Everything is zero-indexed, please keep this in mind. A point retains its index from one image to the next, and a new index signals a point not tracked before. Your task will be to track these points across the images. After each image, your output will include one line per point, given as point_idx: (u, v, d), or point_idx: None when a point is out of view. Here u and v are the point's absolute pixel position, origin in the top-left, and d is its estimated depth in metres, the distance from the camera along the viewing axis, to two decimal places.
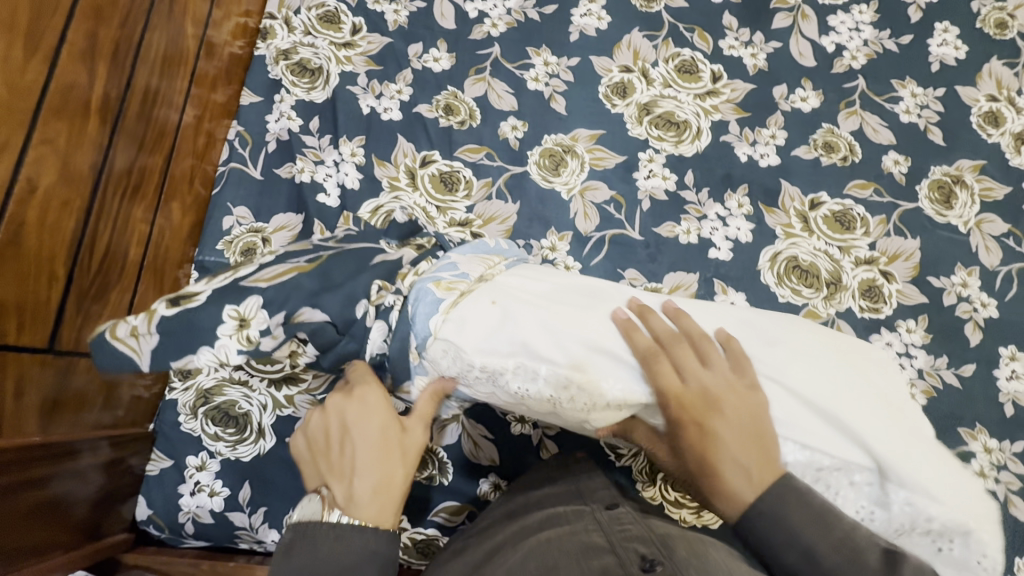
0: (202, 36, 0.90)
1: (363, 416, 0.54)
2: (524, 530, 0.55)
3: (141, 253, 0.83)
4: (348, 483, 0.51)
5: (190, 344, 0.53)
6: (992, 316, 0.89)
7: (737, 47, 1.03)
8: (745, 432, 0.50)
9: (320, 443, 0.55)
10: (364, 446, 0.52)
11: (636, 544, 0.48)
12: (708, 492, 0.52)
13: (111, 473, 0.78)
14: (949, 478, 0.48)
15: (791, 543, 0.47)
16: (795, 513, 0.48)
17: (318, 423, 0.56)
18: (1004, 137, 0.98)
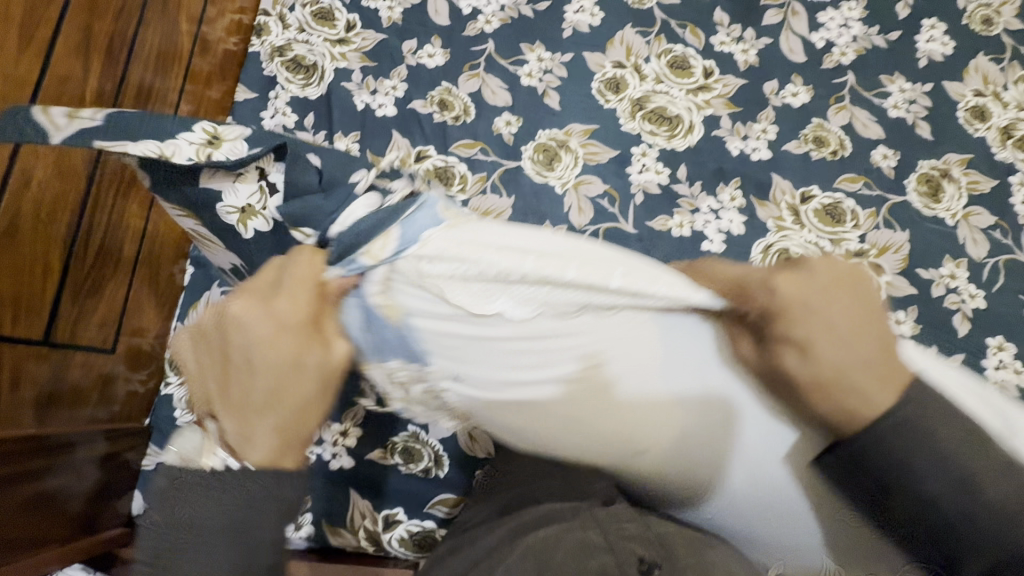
0: (197, 32, 0.90)
1: (259, 345, 0.40)
2: (521, 529, 0.54)
3: (137, 247, 0.82)
4: (242, 418, 0.41)
5: (138, 132, 0.51)
6: (980, 307, 0.91)
7: (728, 43, 1.04)
8: (860, 327, 0.40)
9: (213, 355, 0.43)
10: (267, 369, 0.40)
11: (633, 544, 0.47)
12: (820, 410, 0.40)
13: (106, 467, 0.78)
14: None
15: (939, 467, 0.36)
16: (942, 429, 0.37)
17: (214, 330, 0.43)
18: (990, 131, 0.99)
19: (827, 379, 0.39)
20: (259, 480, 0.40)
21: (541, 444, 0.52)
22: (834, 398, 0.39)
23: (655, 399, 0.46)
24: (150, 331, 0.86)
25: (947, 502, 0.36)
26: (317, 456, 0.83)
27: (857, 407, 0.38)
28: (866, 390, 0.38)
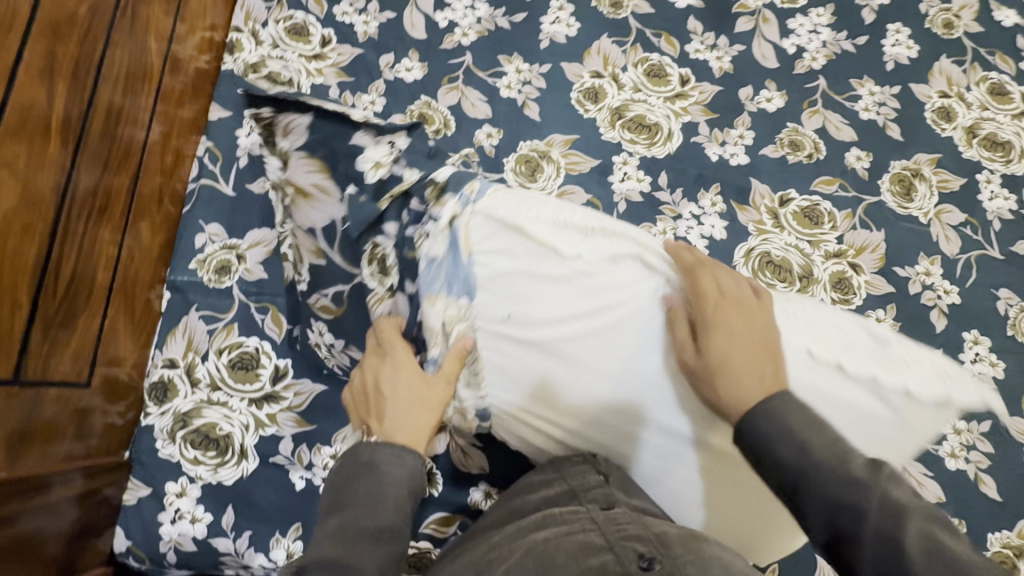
0: (167, 51, 0.88)
1: (394, 372, 0.64)
2: (523, 530, 0.57)
3: (110, 273, 0.80)
4: (377, 416, 0.61)
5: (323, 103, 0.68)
6: (955, 302, 0.93)
7: (703, 51, 1.06)
8: (757, 344, 0.58)
9: (358, 391, 0.66)
10: (399, 394, 0.62)
11: (633, 542, 0.50)
12: (722, 391, 0.56)
13: (86, 504, 0.75)
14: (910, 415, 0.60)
15: (786, 438, 0.51)
16: (793, 417, 0.52)
17: (359, 381, 0.67)
18: (957, 131, 1.03)
19: (734, 370, 0.56)
20: (399, 453, 0.57)
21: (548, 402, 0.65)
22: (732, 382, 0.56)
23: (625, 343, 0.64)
24: (127, 359, 0.83)
25: (792, 462, 0.49)
26: (307, 481, 0.82)
27: (741, 398, 0.55)
28: (751, 387, 0.55)
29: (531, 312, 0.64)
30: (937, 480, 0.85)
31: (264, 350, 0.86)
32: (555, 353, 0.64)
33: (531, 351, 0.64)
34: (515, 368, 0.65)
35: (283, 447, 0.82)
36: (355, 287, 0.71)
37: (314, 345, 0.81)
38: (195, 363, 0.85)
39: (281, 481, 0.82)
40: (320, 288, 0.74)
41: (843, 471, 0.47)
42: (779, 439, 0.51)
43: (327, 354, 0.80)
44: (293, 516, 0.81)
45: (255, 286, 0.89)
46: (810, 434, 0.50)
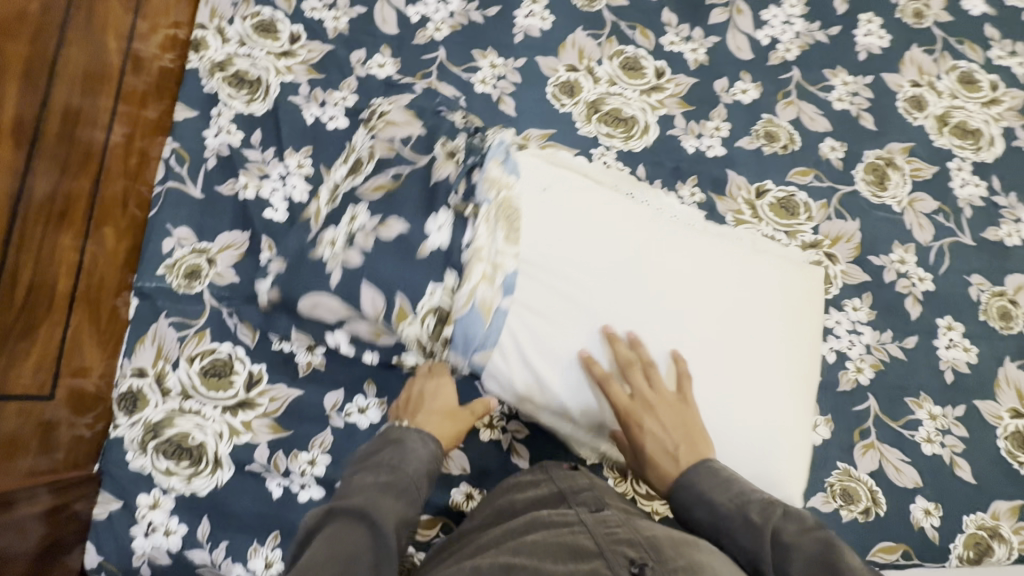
0: (128, 49, 0.85)
1: (434, 387, 0.76)
2: (509, 534, 0.58)
3: (72, 282, 0.77)
4: (413, 414, 0.74)
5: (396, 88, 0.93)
6: (929, 289, 0.95)
7: (678, 43, 1.05)
8: (680, 424, 0.69)
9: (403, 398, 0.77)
10: (435, 407, 0.74)
11: (624, 548, 0.51)
12: (654, 463, 0.68)
13: (54, 520, 0.73)
14: (792, 442, 0.74)
15: (700, 502, 0.63)
16: (703, 481, 0.64)
17: (403, 394, 0.79)
18: (928, 120, 1.04)
19: (670, 450, 0.68)
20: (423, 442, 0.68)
21: (587, 270, 0.72)
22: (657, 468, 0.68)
23: (644, 227, 0.76)
24: (94, 369, 0.80)
25: (706, 522, 0.62)
26: (284, 489, 0.80)
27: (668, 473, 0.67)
28: (673, 457, 0.67)
29: (570, 204, 0.75)
30: (915, 465, 0.86)
31: (237, 356, 0.84)
32: (590, 224, 0.74)
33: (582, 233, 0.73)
34: (568, 244, 0.72)
35: (259, 455, 0.80)
36: (421, 170, 0.75)
37: (323, 242, 0.74)
38: (165, 371, 0.83)
39: (257, 489, 0.80)
40: (379, 171, 0.75)
41: (742, 517, 0.59)
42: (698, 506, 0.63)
43: (334, 252, 0.72)
44: (270, 525, 0.79)
45: (227, 290, 0.87)
46: (719, 493, 0.62)
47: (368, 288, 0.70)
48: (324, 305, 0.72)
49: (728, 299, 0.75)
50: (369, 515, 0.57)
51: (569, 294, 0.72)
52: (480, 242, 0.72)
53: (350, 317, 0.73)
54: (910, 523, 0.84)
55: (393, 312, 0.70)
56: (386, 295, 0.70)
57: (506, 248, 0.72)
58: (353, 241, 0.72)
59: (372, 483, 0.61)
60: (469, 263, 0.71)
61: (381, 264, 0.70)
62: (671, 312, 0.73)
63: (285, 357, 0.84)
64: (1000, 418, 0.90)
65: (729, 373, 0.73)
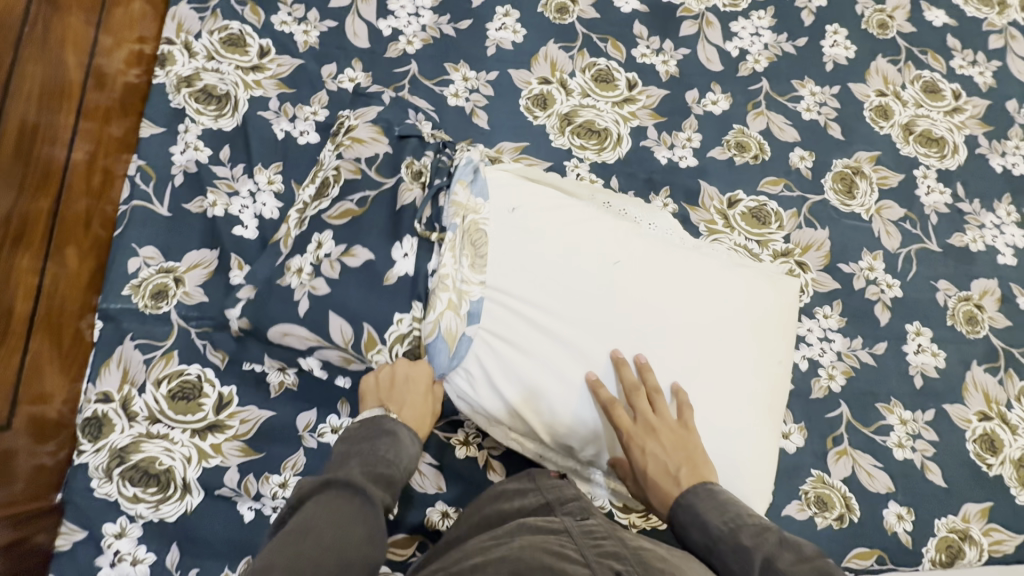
0: (89, 64, 0.83)
1: (423, 373, 0.73)
2: (495, 539, 0.57)
3: (31, 304, 0.74)
4: (393, 405, 0.71)
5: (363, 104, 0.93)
6: (898, 295, 0.96)
7: (649, 55, 1.06)
8: (676, 445, 0.68)
9: (373, 383, 0.73)
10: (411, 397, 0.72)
11: (610, 560, 0.50)
12: (654, 486, 0.67)
13: (12, 555, 0.70)
14: (758, 465, 0.74)
15: (695, 522, 0.62)
16: (702, 504, 0.63)
17: (382, 370, 0.74)
18: (894, 128, 1.06)
19: (671, 471, 0.67)
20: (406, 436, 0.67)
21: (562, 293, 0.73)
22: (659, 490, 0.67)
23: (619, 245, 0.76)
24: (56, 396, 0.78)
25: (698, 544, 0.61)
26: (256, 512, 0.79)
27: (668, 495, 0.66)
28: (673, 479, 0.66)
29: (542, 227, 0.75)
30: (887, 470, 0.87)
31: (206, 378, 0.82)
32: (565, 246, 0.74)
33: (551, 258, 0.73)
34: (542, 268, 0.73)
35: (229, 478, 0.79)
36: (386, 194, 0.77)
37: (290, 270, 0.75)
38: (131, 396, 0.81)
39: (228, 513, 0.79)
40: (343, 197, 0.77)
41: (732, 540, 0.58)
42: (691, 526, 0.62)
43: (302, 281, 0.74)
44: (242, 550, 0.78)
45: (195, 310, 0.85)
46: (713, 514, 0.62)
47: (335, 318, 0.73)
48: (294, 335, 0.74)
49: (700, 323, 0.75)
50: (363, 489, 0.55)
51: (536, 321, 0.72)
52: (445, 269, 0.74)
53: (320, 344, 0.74)
54: (883, 528, 0.85)
55: (362, 340, 0.73)
56: (354, 325, 0.73)
57: (472, 276, 0.74)
58: (319, 269, 0.74)
59: (364, 467, 0.60)
60: (435, 292, 0.73)
61: (350, 292, 0.73)
62: (639, 338, 0.73)
63: (256, 377, 0.83)
64: (969, 421, 0.91)
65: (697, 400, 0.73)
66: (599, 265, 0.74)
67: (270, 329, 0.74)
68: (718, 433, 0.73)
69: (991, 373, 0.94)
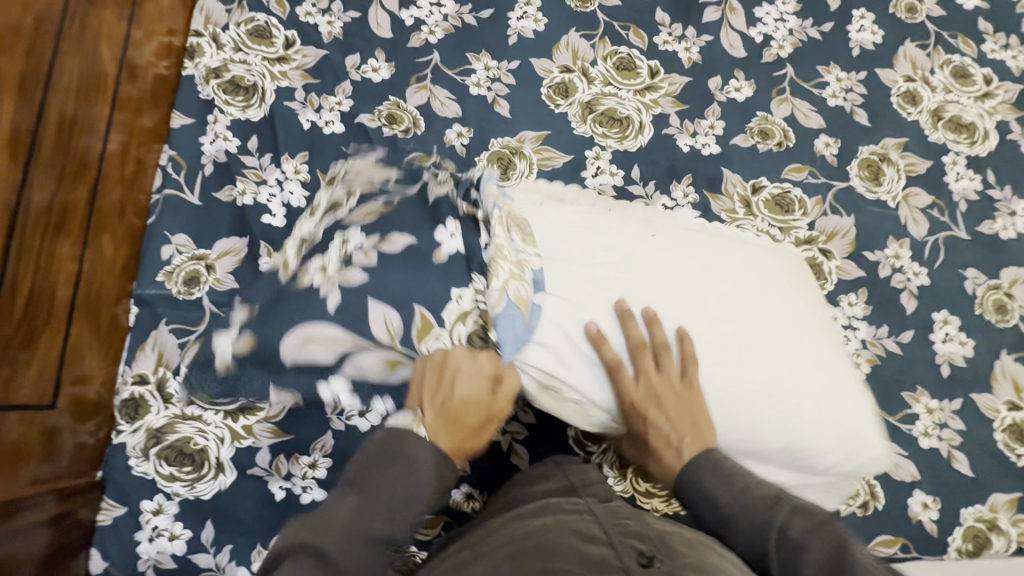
0: (122, 58, 0.85)
1: (474, 375, 0.62)
2: (518, 518, 0.58)
3: (71, 289, 0.78)
4: (437, 409, 0.59)
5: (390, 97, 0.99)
6: (924, 283, 0.95)
7: (671, 42, 1.05)
8: (683, 420, 0.68)
9: (425, 378, 0.61)
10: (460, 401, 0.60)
11: (633, 540, 0.50)
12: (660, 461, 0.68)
13: (61, 527, 0.74)
14: (846, 410, 0.73)
15: (702, 498, 0.63)
16: (708, 478, 0.63)
17: (433, 361, 0.61)
18: (922, 114, 1.04)
19: (673, 442, 0.67)
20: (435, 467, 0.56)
21: (582, 270, 0.70)
22: (659, 458, 0.69)
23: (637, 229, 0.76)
24: (96, 377, 0.80)
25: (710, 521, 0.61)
26: (286, 491, 0.81)
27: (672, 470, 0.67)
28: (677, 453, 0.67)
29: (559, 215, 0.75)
30: (912, 459, 0.87)
31: None
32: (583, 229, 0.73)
33: (572, 233, 0.73)
34: (562, 248, 0.71)
35: (261, 458, 0.81)
36: (413, 196, 0.68)
37: (309, 270, 0.62)
38: (167, 378, 0.84)
39: (260, 492, 0.81)
40: (369, 196, 0.68)
41: (747, 518, 0.58)
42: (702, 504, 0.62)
43: (326, 276, 0.61)
44: (274, 528, 0.81)
45: (227, 296, 0.88)
46: (724, 490, 0.61)
47: (376, 307, 0.60)
48: (316, 341, 0.59)
49: (744, 282, 0.75)
50: (331, 559, 0.49)
51: (594, 278, 0.70)
52: (499, 241, 0.67)
53: (355, 347, 0.60)
54: (907, 516, 0.84)
55: (414, 328, 0.61)
56: (402, 312, 0.61)
57: (527, 247, 0.70)
58: (350, 261, 0.62)
59: (353, 514, 0.52)
60: (496, 261, 0.65)
61: (393, 271, 0.62)
62: (690, 296, 0.72)
63: None
64: (997, 411, 0.90)
65: (772, 355, 0.71)
66: (641, 236, 0.75)
67: (286, 335, 0.59)
68: (799, 386, 0.71)
69: (1021, 363, 0.93)
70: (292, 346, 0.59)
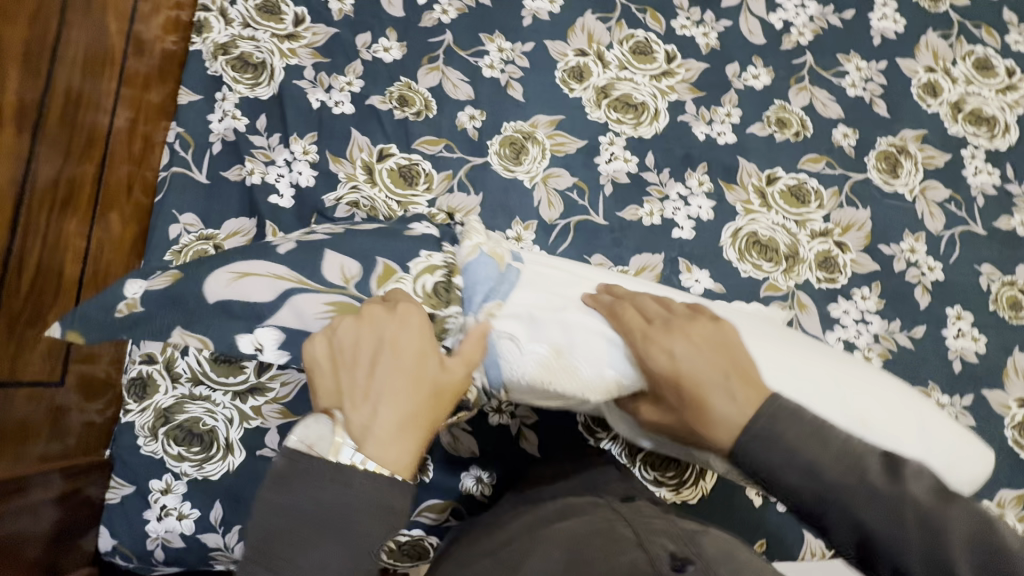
0: (129, 31, 0.84)
1: (405, 335, 0.50)
2: (541, 519, 0.56)
3: (79, 267, 0.77)
4: (370, 392, 0.48)
5: (399, 80, 0.97)
6: (939, 279, 0.94)
7: (689, 26, 1.03)
8: (719, 355, 0.55)
9: (346, 352, 0.50)
10: (397, 374, 0.48)
11: (662, 539, 0.50)
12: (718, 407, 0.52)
13: (67, 505, 0.73)
14: (909, 417, 0.63)
15: (790, 462, 0.48)
16: (792, 435, 0.49)
17: (348, 329, 0.50)
18: (942, 106, 1.02)
19: (716, 380, 0.53)
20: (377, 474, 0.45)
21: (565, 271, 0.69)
22: (697, 405, 0.53)
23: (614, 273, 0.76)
24: (104, 356, 0.79)
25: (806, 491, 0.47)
26: None
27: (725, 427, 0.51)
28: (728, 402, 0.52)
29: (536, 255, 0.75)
30: None
31: None
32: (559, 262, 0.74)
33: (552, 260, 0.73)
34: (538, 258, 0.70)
35: (269, 440, 0.81)
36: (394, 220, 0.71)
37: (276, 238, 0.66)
38: (174, 357, 0.82)
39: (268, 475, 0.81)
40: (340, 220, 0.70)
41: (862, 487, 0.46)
42: (785, 467, 0.48)
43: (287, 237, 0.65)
44: None
45: None
46: (817, 453, 0.48)
47: (333, 255, 0.61)
48: (255, 276, 0.59)
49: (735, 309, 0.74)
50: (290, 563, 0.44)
51: (568, 270, 0.69)
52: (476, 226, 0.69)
53: (296, 287, 0.59)
54: None
55: (373, 274, 0.60)
56: (363, 261, 0.61)
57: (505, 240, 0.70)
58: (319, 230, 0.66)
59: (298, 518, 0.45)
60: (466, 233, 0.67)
61: (356, 242, 0.63)
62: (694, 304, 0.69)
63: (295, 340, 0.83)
64: (1008, 408, 0.90)
65: (810, 345, 0.67)
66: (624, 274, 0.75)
67: (219, 271, 0.59)
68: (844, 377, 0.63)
69: None
70: (222, 282, 0.58)
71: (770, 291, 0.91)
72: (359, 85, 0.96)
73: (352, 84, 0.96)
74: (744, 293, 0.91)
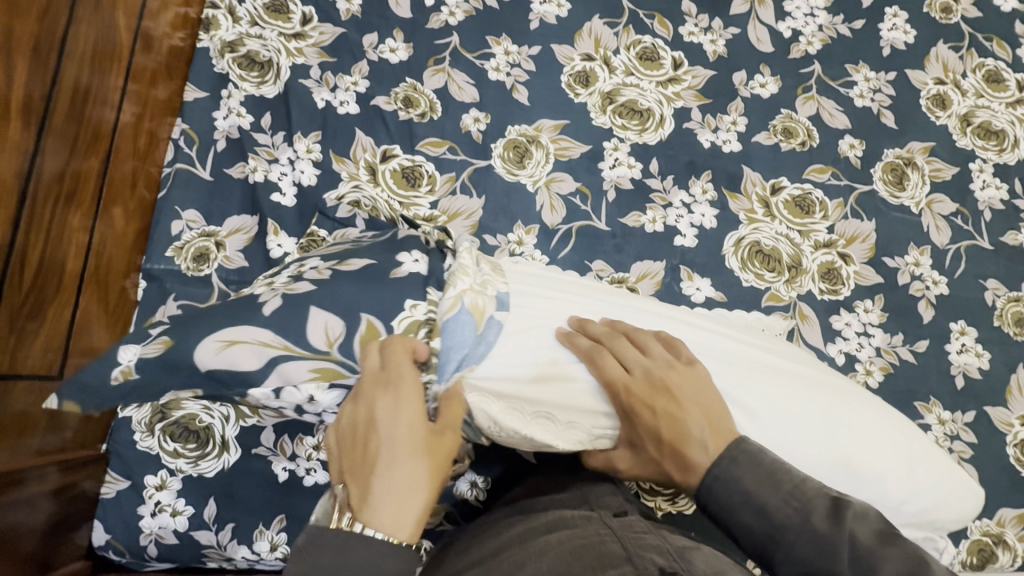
0: (138, 27, 0.84)
1: (393, 409, 0.51)
2: (533, 530, 0.56)
3: (81, 262, 0.77)
4: (366, 470, 0.50)
5: (405, 82, 0.97)
6: (943, 293, 0.93)
7: (696, 33, 1.03)
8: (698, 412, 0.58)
9: (346, 433, 0.53)
10: (387, 446, 0.50)
11: (652, 555, 0.49)
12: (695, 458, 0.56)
13: (62, 498, 0.73)
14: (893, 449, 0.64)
15: (747, 503, 0.52)
16: (749, 477, 0.53)
17: (346, 416, 0.53)
18: (951, 119, 1.01)
19: (694, 436, 0.57)
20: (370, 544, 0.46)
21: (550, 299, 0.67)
22: (676, 457, 0.57)
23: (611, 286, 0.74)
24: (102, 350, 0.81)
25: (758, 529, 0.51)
26: (290, 472, 0.81)
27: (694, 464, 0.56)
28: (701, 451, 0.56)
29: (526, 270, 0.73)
30: None
31: None
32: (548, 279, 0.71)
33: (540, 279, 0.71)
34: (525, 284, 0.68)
35: (265, 438, 0.81)
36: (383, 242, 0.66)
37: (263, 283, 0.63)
38: None
39: (263, 474, 0.81)
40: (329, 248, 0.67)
41: (808, 528, 0.49)
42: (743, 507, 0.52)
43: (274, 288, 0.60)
44: (276, 509, 0.80)
45: (236, 275, 0.87)
46: (767, 493, 0.52)
47: (318, 313, 0.57)
48: (243, 343, 0.56)
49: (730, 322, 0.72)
50: None
51: (548, 294, 0.67)
52: (464, 263, 0.66)
53: (284, 353, 0.56)
54: None
55: (357, 335, 0.57)
56: (347, 318, 0.58)
57: (494, 273, 0.67)
58: (303, 275, 0.61)
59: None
60: (454, 276, 0.64)
61: (343, 288, 0.59)
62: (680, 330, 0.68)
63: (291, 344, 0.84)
64: (1010, 426, 0.89)
65: (801, 380, 0.65)
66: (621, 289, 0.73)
67: (206, 339, 0.56)
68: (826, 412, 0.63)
69: None
70: (211, 351, 0.56)
71: (771, 301, 0.90)
72: (365, 86, 0.96)
73: (358, 84, 0.96)
74: (746, 303, 0.91)
